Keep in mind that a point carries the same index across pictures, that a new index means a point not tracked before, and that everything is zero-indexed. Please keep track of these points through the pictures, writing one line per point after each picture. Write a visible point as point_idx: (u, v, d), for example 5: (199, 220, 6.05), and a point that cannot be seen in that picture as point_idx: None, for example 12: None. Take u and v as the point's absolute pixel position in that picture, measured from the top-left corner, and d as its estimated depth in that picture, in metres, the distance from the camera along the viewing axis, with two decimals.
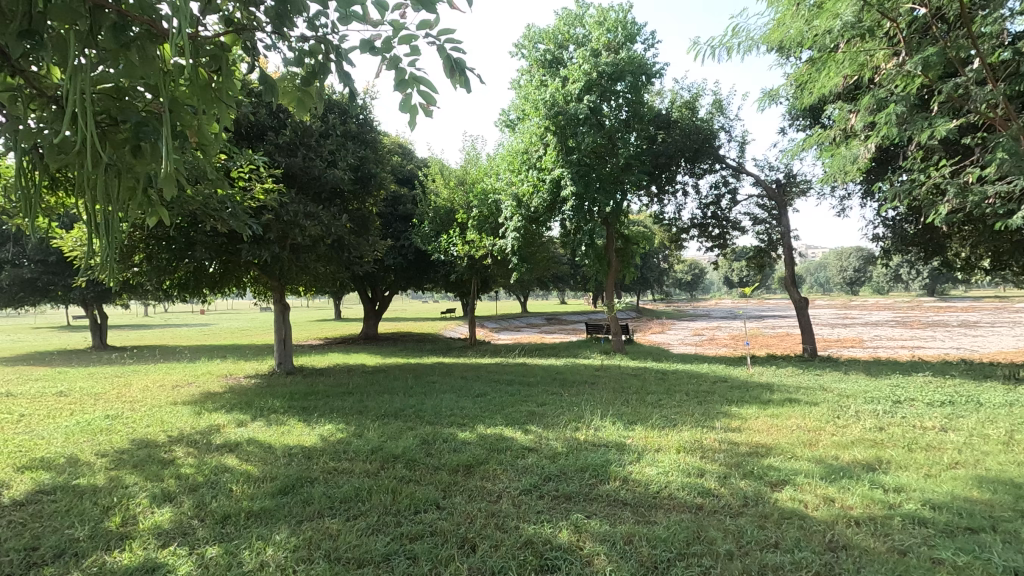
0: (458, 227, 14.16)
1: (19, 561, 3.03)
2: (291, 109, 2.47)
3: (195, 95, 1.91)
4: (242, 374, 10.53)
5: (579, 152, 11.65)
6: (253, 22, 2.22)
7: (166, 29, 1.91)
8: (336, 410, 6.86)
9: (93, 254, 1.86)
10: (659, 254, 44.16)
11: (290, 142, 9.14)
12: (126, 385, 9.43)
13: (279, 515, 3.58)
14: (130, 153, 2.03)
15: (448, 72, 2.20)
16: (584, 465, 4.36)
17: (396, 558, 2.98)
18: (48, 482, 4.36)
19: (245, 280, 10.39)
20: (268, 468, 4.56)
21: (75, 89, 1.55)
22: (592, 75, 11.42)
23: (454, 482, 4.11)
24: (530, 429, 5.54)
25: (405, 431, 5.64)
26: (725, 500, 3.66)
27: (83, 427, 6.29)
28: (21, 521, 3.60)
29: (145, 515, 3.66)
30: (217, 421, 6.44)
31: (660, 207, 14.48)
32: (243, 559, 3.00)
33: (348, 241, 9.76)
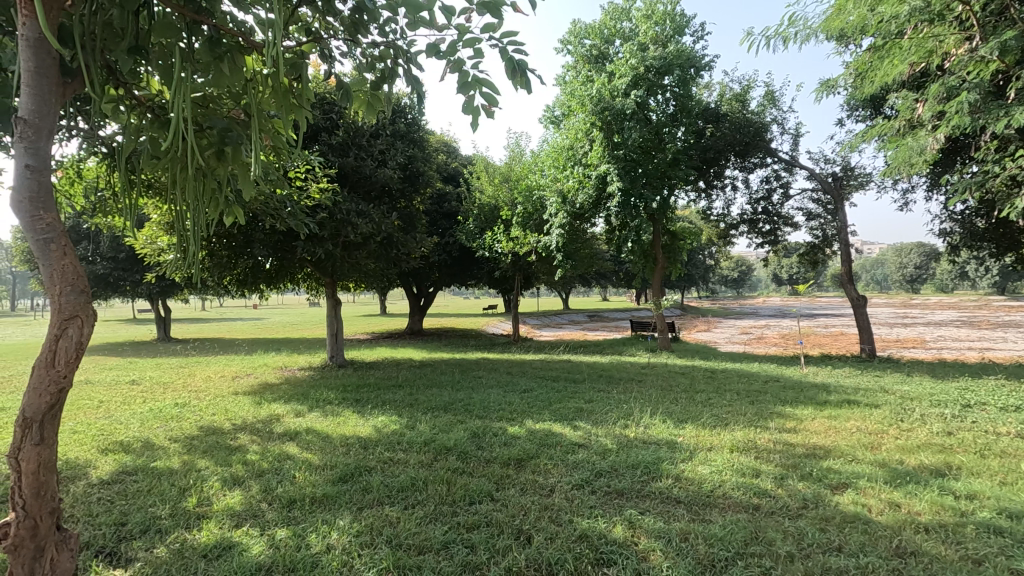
0: (502, 223, 14.27)
1: (110, 534, 3.29)
2: (361, 112, 2.58)
3: (273, 101, 2.07)
4: (297, 366, 10.94)
5: (625, 147, 11.51)
6: (329, 30, 2.31)
7: (257, 42, 2.08)
8: (388, 402, 7.07)
9: (180, 248, 2.05)
10: (704, 251, 43.16)
11: (342, 142, 9.45)
12: (191, 376, 9.95)
13: (341, 502, 3.74)
14: (214, 157, 2.20)
15: (511, 74, 2.24)
16: (636, 462, 4.35)
17: (455, 546, 3.08)
18: (130, 463, 4.69)
19: (299, 276, 10.78)
20: (327, 457, 4.75)
21: (178, 99, 1.73)
22: (639, 69, 11.24)
23: (507, 475, 4.18)
24: (579, 426, 5.56)
25: (455, 424, 5.76)
26: (782, 501, 3.60)
27: (157, 414, 6.71)
28: (109, 498, 3.90)
29: (218, 497, 3.89)
30: (276, 411, 6.73)
31: (707, 203, 14.19)
32: (310, 541, 3.16)
33: (397, 238, 10.00)
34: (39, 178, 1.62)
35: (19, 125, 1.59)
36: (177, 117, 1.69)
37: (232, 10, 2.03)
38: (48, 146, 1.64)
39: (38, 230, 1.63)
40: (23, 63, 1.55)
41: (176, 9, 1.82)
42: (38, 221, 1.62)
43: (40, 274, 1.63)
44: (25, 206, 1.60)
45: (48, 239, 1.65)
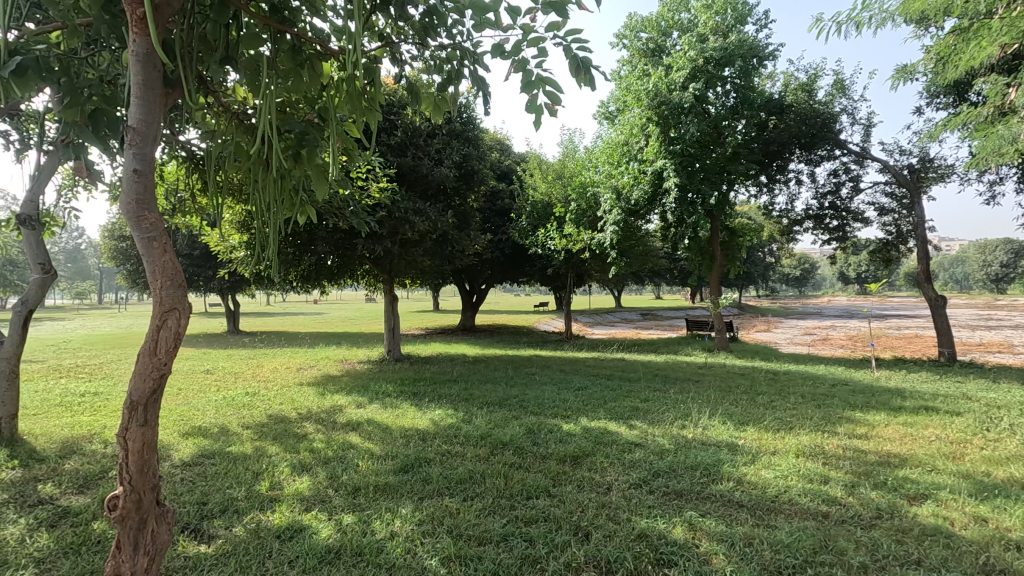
0: (555, 220, 14.25)
1: (194, 512, 3.54)
2: (428, 113, 2.65)
3: (347, 105, 2.18)
4: (356, 359, 11.33)
5: (682, 142, 11.23)
6: (399, 34, 2.38)
7: (334, 49, 2.18)
8: (445, 396, 7.23)
9: (262, 244, 2.18)
10: (764, 249, 41.49)
11: (401, 142, 9.70)
12: (259, 367, 10.50)
13: (402, 491, 3.86)
14: (291, 159, 2.33)
15: (574, 71, 2.23)
16: (695, 463, 4.26)
17: (514, 539, 3.13)
18: (208, 447, 5.01)
19: (359, 272, 11.15)
20: (388, 447, 4.91)
21: (265, 107, 1.85)
22: (698, 61, 10.93)
23: (563, 472, 4.19)
24: (635, 425, 5.50)
25: (511, 419, 5.83)
26: (854, 509, 3.44)
27: (230, 402, 7.14)
28: (191, 478, 4.19)
29: (289, 482, 4.11)
30: (339, 402, 7.02)
31: (769, 198, 13.66)
32: (374, 528, 3.28)
33: (451, 236, 10.19)
34: (145, 182, 1.75)
35: (127, 132, 1.72)
36: (265, 123, 1.80)
37: (313, 20, 2.14)
38: (155, 150, 1.77)
39: (143, 229, 1.75)
40: (133, 77, 1.67)
41: (263, 20, 1.94)
42: (142, 220, 1.75)
43: (145, 269, 1.75)
44: (132, 206, 1.73)
45: (151, 238, 1.77)
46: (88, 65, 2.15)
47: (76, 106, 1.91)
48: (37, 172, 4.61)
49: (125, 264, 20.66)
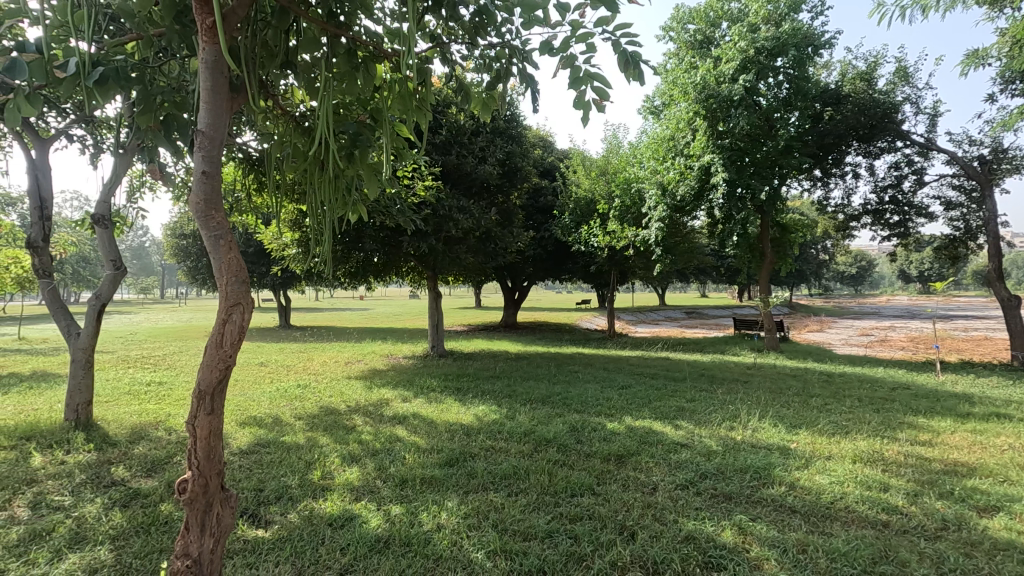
0: (599, 217, 14.12)
1: (253, 498, 3.72)
2: (477, 112, 2.67)
3: (399, 106, 2.24)
4: (401, 354, 11.58)
5: (732, 136, 10.91)
6: (450, 34, 2.42)
7: (387, 50, 2.24)
8: (488, 392, 7.29)
9: (318, 241, 2.26)
10: (818, 246, 39.87)
11: (446, 140, 9.82)
12: (309, 360, 10.88)
13: (448, 484, 3.93)
14: (345, 160, 2.40)
15: (624, 66, 2.20)
16: (744, 466, 4.15)
17: (558, 536, 3.14)
18: (263, 437, 5.23)
19: (404, 270, 11.36)
20: (433, 441, 5.00)
21: (323, 110, 1.92)
22: (749, 52, 10.60)
23: (607, 470, 4.16)
24: (680, 425, 5.41)
25: (554, 417, 5.83)
26: (916, 519, 3.27)
27: (283, 393, 7.42)
28: (249, 466, 4.38)
29: (339, 472, 4.24)
30: (385, 396, 7.19)
31: (824, 192, 13.12)
32: (421, 519, 3.36)
33: (495, 233, 10.25)
34: (213, 183, 1.84)
35: (197, 136, 1.82)
36: (323, 125, 1.87)
37: (368, 24, 2.20)
38: (222, 154, 1.87)
39: (210, 228, 1.84)
40: (203, 84, 1.77)
41: (321, 26, 2.01)
42: (210, 219, 1.84)
43: (212, 266, 1.84)
44: (201, 207, 1.83)
45: (218, 236, 1.86)
46: (159, 72, 2.28)
47: (150, 114, 2.04)
48: (110, 175, 4.93)
49: (186, 261, 21.77)
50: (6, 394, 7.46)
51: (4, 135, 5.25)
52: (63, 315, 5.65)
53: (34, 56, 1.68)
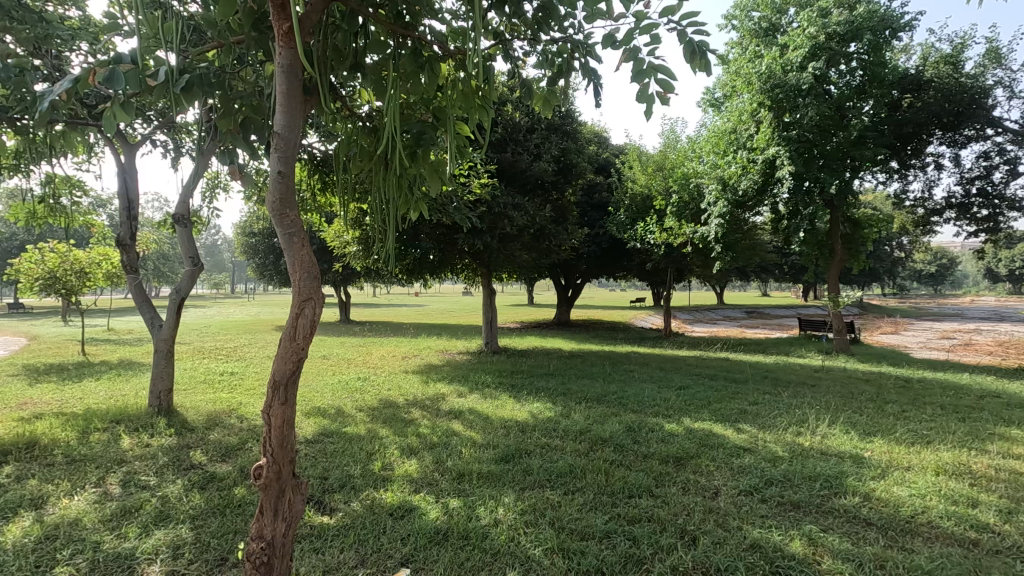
0: (655, 213, 13.81)
1: (319, 485, 3.87)
2: (538, 108, 2.67)
3: (461, 104, 2.26)
4: (456, 350, 11.75)
5: (799, 127, 10.39)
6: (513, 31, 2.42)
7: (451, 49, 2.27)
8: (542, 389, 7.29)
9: (383, 237, 2.32)
10: (892, 242, 37.45)
11: (501, 138, 9.88)
12: (368, 354, 11.23)
13: (504, 480, 3.95)
14: (409, 159, 2.46)
15: (690, 57, 2.12)
16: (813, 473, 3.95)
17: (617, 537, 3.09)
18: (327, 427, 5.45)
19: (460, 267, 11.52)
20: (489, 436, 5.05)
21: (389, 110, 1.97)
22: (820, 38, 10.07)
23: (666, 472, 4.06)
24: (743, 428, 5.22)
25: (610, 416, 5.76)
26: (1011, 539, 3.02)
27: (344, 385, 7.71)
28: (314, 454, 4.57)
29: (398, 463, 4.35)
30: (441, 390, 7.33)
31: (901, 185, 12.29)
32: (479, 513, 3.39)
33: (549, 231, 10.21)
34: (287, 182, 1.92)
35: (274, 138, 1.90)
36: (390, 123, 1.92)
37: (433, 24, 2.24)
38: (296, 154, 1.94)
39: (285, 226, 1.93)
40: (279, 87, 1.85)
41: (388, 27, 2.07)
42: (285, 217, 1.92)
43: (286, 262, 1.93)
44: (277, 206, 1.91)
45: (291, 234, 1.95)
46: (236, 77, 2.39)
47: (230, 117, 2.15)
48: (190, 176, 5.25)
49: (254, 258, 22.97)
50: (99, 380, 8.11)
51: (98, 141, 5.70)
52: (148, 308, 6.09)
53: (129, 66, 1.80)
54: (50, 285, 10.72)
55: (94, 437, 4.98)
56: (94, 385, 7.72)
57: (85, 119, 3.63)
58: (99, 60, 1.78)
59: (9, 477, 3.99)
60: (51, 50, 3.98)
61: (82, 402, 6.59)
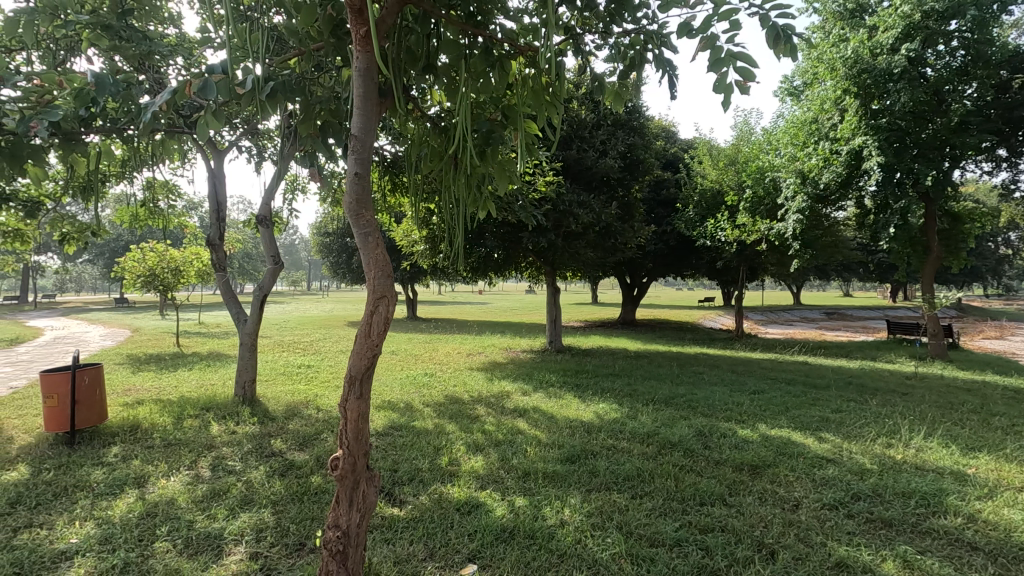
0: (727, 209, 13.26)
1: (389, 477, 3.99)
2: (609, 103, 2.61)
3: (532, 101, 2.25)
4: (520, 348, 11.78)
5: (890, 114, 9.63)
6: (585, 25, 2.38)
7: (524, 46, 2.26)
8: (607, 390, 7.16)
9: (452, 235, 2.33)
10: (997, 238, 34.08)
11: (566, 135, 9.81)
12: (434, 350, 11.48)
13: (570, 481, 3.91)
14: (478, 158, 2.47)
15: (773, 42, 1.98)
16: (908, 490, 3.64)
17: (688, 545, 2.98)
18: (396, 420, 5.61)
19: (524, 265, 11.53)
20: (554, 436, 5.02)
21: (461, 109, 1.99)
22: (914, 17, 9.28)
23: (741, 481, 3.88)
24: (825, 437, 4.90)
25: (678, 419, 5.58)
26: None
27: (411, 380, 7.92)
28: (385, 447, 4.72)
29: (465, 459, 4.41)
30: (505, 388, 7.36)
31: (1009, 175, 11.14)
32: (545, 513, 3.37)
33: (615, 228, 10.02)
34: (364, 183, 1.97)
35: (351, 140, 1.96)
36: (462, 122, 1.93)
37: (505, 23, 2.25)
38: (371, 155, 1.99)
39: (361, 226, 1.98)
40: (357, 90, 1.91)
41: (461, 27, 2.09)
42: (361, 217, 1.98)
43: (362, 261, 1.98)
44: (353, 206, 1.97)
45: (367, 234, 2.01)
46: (316, 83, 2.49)
47: (311, 121, 2.24)
48: (272, 179, 5.56)
49: (329, 257, 24.10)
50: (191, 370, 8.77)
51: (191, 148, 6.15)
52: (234, 303, 6.51)
53: (221, 76, 1.91)
54: (150, 281, 11.72)
55: (187, 423, 5.38)
56: (186, 375, 8.35)
57: (181, 128, 3.91)
58: (195, 72, 1.90)
59: (117, 456, 4.38)
60: (153, 65, 4.32)
61: (176, 390, 7.14)
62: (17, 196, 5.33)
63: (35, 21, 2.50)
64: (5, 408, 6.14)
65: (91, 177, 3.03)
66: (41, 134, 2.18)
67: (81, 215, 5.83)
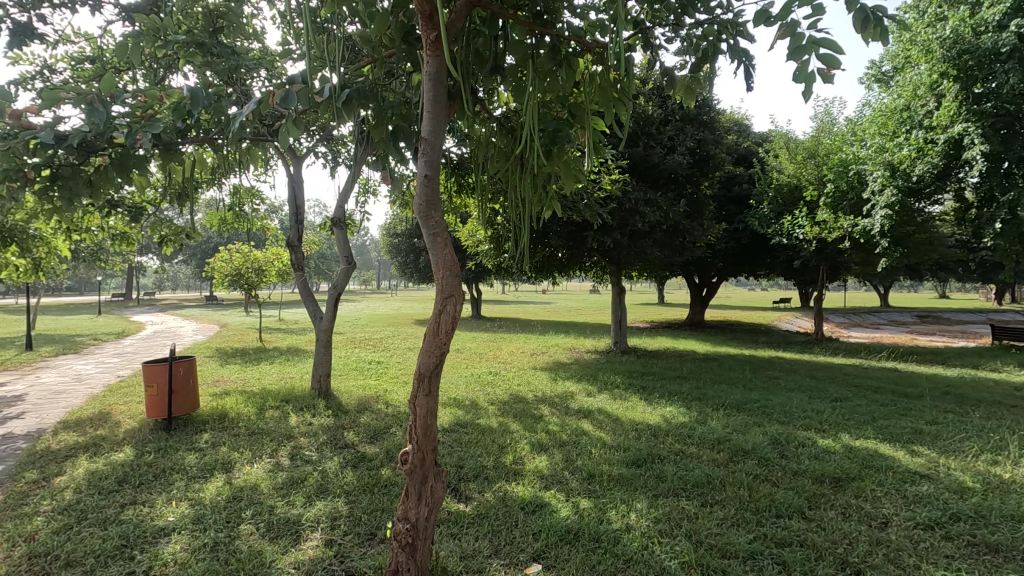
0: (805, 205, 12.52)
1: (455, 473, 4.07)
2: (679, 98, 2.52)
3: (600, 98, 2.22)
4: (584, 348, 11.66)
5: (995, 98, 8.75)
6: (655, 17, 2.31)
7: (591, 43, 2.23)
8: (675, 393, 6.95)
9: (517, 234, 2.34)
10: None
11: (633, 132, 9.63)
12: (498, 349, 11.57)
13: (636, 485, 3.82)
14: (543, 158, 2.46)
15: (862, 26, 1.83)
16: (1017, 513, 3.29)
17: (763, 559, 2.84)
18: (461, 417, 5.71)
19: (588, 265, 11.41)
20: (619, 438, 4.93)
21: (528, 108, 1.99)
22: None
23: (821, 494, 3.64)
24: (918, 451, 4.52)
25: (752, 426, 5.33)
26: None
27: (476, 378, 8.03)
28: (451, 443, 4.82)
29: (529, 459, 4.41)
30: (570, 388, 7.32)
31: None
32: (611, 517, 3.32)
33: (683, 227, 9.71)
34: (433, 185, 2.01)
35: (421, 142, 2.01)
36: (530, 122, 1.93)
37: (573, 22, 2.23)
38: (440, 157, 2.03)
39: (430, 226, 2.02)
40: (426, 94, 1.95)
41: (529, 27, 2.09)
42: (430, 218, 2.02)
43: (431, 261, 2.03)
44: (423, 208, 2.02)
45: (435, 234, 2.04)
46: (388, 89, 2.57)
47: (383, 126, 2.32)
48: (345, 182, 5.81)
49: (397, 256, 24.88)
50: (272, 364, 9.33)
51: (273, 155, 6.54)
52: (311, 301, 6.85)
53: (300, 85, 2.01)
54: (236, 280, 12.58)
55: (269, 414, 5.73)
56: (268, 368, 8.88)
57: (264, 137, 4.15)
58: (277, 83, 2.00)
59: (207, 443, 4.73)
60: (241, 79, 4.63)
61: (258, 383, 7.60)
62: (124, 202, 5.87)
63: (140, 43, 2.75)
64: (114, 395, 6.78)
65: (186, 183, 3.26)
66: (145, 145, 2.39)
67: (177, 218, 6.33)
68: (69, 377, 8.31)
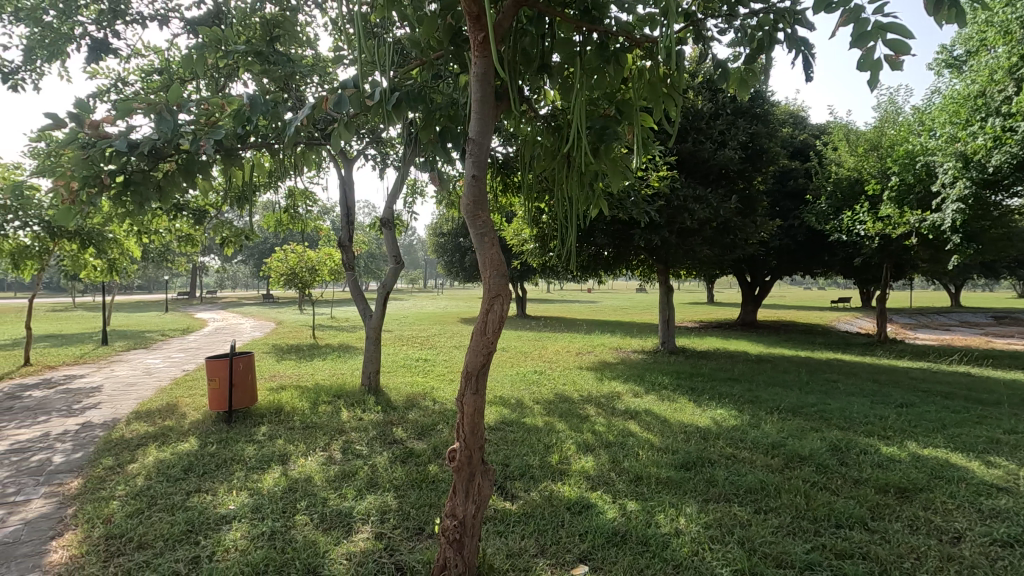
0: (866, 199, 11.90)
1: (501, 471, 4.10)
2: (732, 90, 2.44)
3: (648, 92, 2.18)
4: (631, 348, 11.48)
5: None
6: (708, 8, 2.25)
7: (639, 38, 2.20)
8: (726, 395, 6.75)
9: (563, 232, 2.32)
10: None
11: (681, 127, 9.41)
12: (543, 348, 11.56)
13: (685, 488, 3.74)
14: (590, 156, 2.44)
15: (934, 8, 1.72)
16: None
17: (821, 570, 2.73)
18: (507, 416, 5.73)
19: (635, 264, 11.24)
20: (668, 440, 4.83)
21: (575, 105, 1.97)
22: None
23: (885, 504, 3.45)
24: (995, 462, 4.22)
25: (809, 431, 5.11)
26: None
27: (522, 377, 8.05)
28: (496, 441, 4.85)
29: (574, 459, 4.39)
30: (616, 389, 7.22)
31: None
32: (659, 521, 3.25)
33: (735, 224, 9.42)
34: (480, 185, 2.03)
35: (469, 143, 2.02)
36: (576, 120, 1.92)
37: (621, 16, 2.20)
38: (486, 157, 2.04)
39: (477, 226, 2.04)
40: (473, 95, 1.97)
41: (576, 24, 2.08)
42: (477, 218, 2.04)
43: (478, 260, 2.04)
44: (470, 207, 2.04)
45: (483, 234, 2.06)
46: (436, 91, 2.61)
47: (432, 127, 2.35)
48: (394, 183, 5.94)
49: (444, 256, 25.24)
50: (325, 361, 9.64)
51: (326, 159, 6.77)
52: (361, 300, 7.03)
53: (352, 90, 2.07)
54: (291, 280, 13.08)
55: (322, 408, 5.93)
56: (321, 365, 9.18)
57: (317, 140, 4.30)
58: (331, 88, 2.06)
59: (264, 435, 4.94)
60: (296, 86, 4.81)
61: (312, 379, 7.87)
62: (189, 205, 6.20)
63: (204, 54, 2.89)
64: (179, 388, 7.18)
65: (246, 187, 3.40)
66: (208, 151, 2.51)
67: (237, 220, 6.64)
68: (140, 371, 8.86)
